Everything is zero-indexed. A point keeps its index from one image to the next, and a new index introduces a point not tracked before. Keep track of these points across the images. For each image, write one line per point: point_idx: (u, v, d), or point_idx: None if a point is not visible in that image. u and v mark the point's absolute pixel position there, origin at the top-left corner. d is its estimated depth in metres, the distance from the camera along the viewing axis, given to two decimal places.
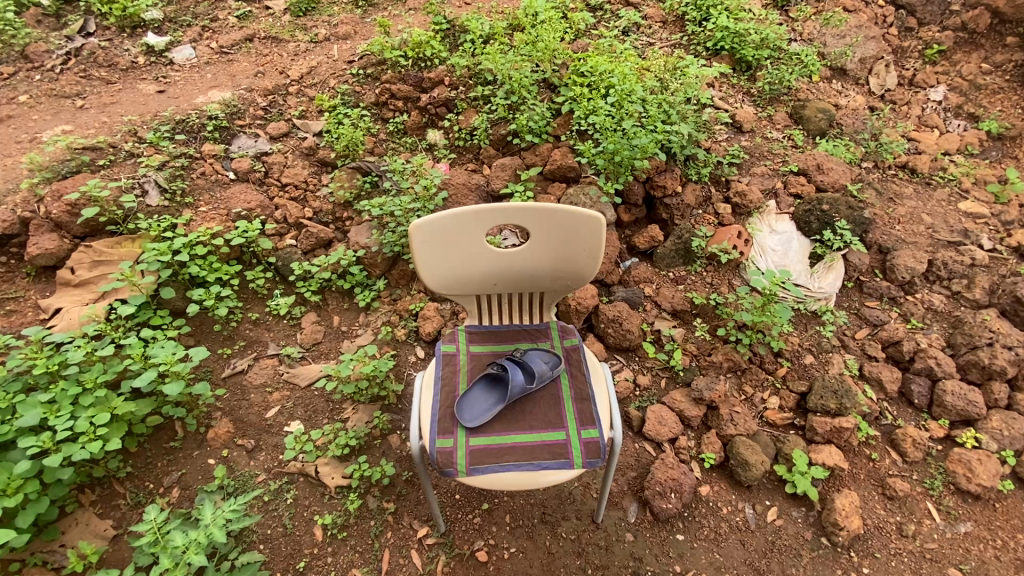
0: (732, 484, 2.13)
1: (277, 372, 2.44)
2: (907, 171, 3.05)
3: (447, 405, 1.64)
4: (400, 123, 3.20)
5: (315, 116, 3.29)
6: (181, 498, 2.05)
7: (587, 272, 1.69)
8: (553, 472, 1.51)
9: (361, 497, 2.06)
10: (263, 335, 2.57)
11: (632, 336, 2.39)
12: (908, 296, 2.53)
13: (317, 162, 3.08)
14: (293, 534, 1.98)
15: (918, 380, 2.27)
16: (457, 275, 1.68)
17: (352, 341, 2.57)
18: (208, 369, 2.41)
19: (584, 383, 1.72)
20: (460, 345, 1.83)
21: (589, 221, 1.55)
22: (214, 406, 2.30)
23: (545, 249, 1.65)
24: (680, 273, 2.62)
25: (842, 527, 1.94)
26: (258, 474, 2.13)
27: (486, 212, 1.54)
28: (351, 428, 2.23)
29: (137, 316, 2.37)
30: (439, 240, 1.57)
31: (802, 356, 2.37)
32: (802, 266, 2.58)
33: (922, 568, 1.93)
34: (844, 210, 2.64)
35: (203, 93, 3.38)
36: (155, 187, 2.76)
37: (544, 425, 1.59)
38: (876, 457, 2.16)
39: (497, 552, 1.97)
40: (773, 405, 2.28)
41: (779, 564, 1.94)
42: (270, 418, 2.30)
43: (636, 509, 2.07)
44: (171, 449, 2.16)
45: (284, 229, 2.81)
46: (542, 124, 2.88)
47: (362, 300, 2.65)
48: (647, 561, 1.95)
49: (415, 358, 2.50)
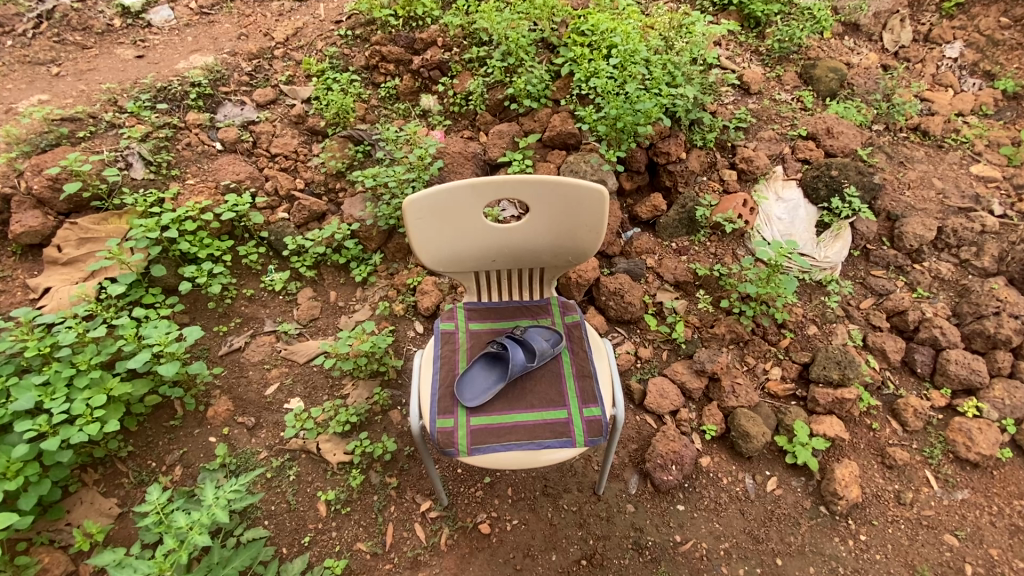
0: (733, 455, 2.13)
1: (274, 348, 2.42)
2: (919, 134, 2.97)
3: (447, 384, 1.62)
4: (393, 88, 3.07)
5: (303, 82, 3.15)
6: (183, 476, 2.06)
7: (589, 247, 1.62)
8: (554, 451, 1.50)
9: (363, 473, 2.07)
10: (259, 311, 2.54)
11: (633, 309, 2.36)
12: (915, 265, 2.47)
13: (307, 130, 2.98)
14: (296, 510, 1.99)
15: (921, 350, 2.27)
16: (453, 251, 1.62)
17: (350, 317, 2.53)
18: (205, 347, 2.38)
19: (586, 360, 1.68)
20: (459, 323, 1.78)
21: (593, 194, 1.47)
22: (212, 384, 2.29)
23: (545, 223, 1.58)
24: (682, 243, 2.56)
25: (841, 496, 1.95)
26: (259, 451, 2.13)
27: (483, 185, 1.47)
28: (352, 405, 2.22)
29: (129, 295, 2.33)
30: (434, 214, 1.50)
31: (805, 326, 2.34)
32: (809, 234, 2.50)
33: (919, 535, 1.95)
34: (854, 175, 2.50)
35: (184, 57, 3.23)
36: (139, 160, 2.69)
37: (546, 404, 1.57)
38: (877, 427, 2.17)
39: (499, 524, 1.99)
40: (775, 375, 2.28)
41: (778, 532, 1.96)
42: (269, 396, 2.29)
43: (636, 481, 2.08)
44: (172, 427, 2.17)
45: (275, 202, 2.76)
46: (542, 88, 2.75)
47: (359, 275, 2.60)
48: (647, 531, 1.96)
49: (414, 333, 2.47)
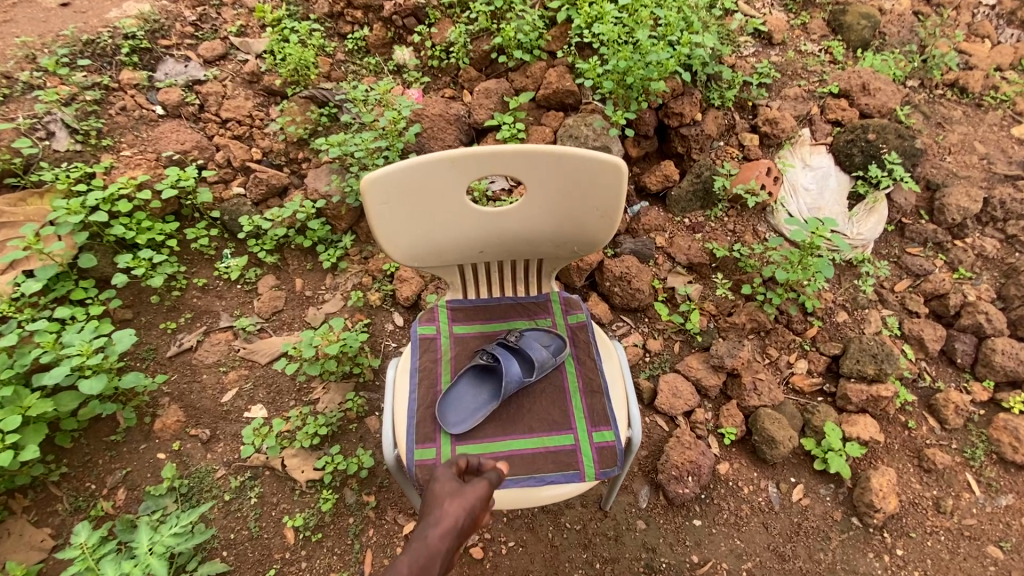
0: (755, 460, 1.90)
1: (231, 347, 2.11)
2: (956, 91, 2.65)
3: (428, 404, 1.33)
4: (361, 40, 2.66)
5: (257, 33, 2.71)
6: (129, 501, 1.80)
7: (603, 234, 1.30)
8: (558, 486, 1.24)
9: (336, 492, 1.81)
10: (214, 304, 2.21)
11: (641, 296, 2.07)
12: (956, 241, 2.20)
13: (263, 91, 2.57)
14: (259, 538, 1.74)
15: (962, 338, 2.02)
16: (431, 242, 1.30)
17: (318, 309, 2.21)
18: (151, 347, 2.07)
19: (595, 370, 1.40)
20: (441, 327, 1.48)
21: (607, 167, 1.15)
22: (160, 391, 1.99)
23: (545, 207, 1.26)
24: (696, 218, 2.25)
25: (877, 509, 1.74)
26: (216, 469, 1.85)
27: (464, 158, 1.14)
28: (322, 413, 1.94)
29: (55, 291, 2.00)
30: (402, 197, 1.17)
31: (835, 313, 2.08)
32: (839, 208, 2.20)
33: (961, 547, 1.76)
34: (893, 139, 2.18)
35: (116, 5, 2.75)
36: (62, 128, 2.29)
37: (548, 428, 1.30)
38: (912, 425, 1.94)
39: (494, 547, 1.75)
40: (800, 369, 2.02)
41: (806, 549, 1.75)
42: (226, 403, 1.99)
43: (647, 493, 1.84)
44: (113, 443, 1.88)
45: (228, 174, 2.39)
46: (534, 37, 2.34)
47: (327, 260, 2.26)
48: (660, 552, 1.74)
49: (393, 327, 2.16)
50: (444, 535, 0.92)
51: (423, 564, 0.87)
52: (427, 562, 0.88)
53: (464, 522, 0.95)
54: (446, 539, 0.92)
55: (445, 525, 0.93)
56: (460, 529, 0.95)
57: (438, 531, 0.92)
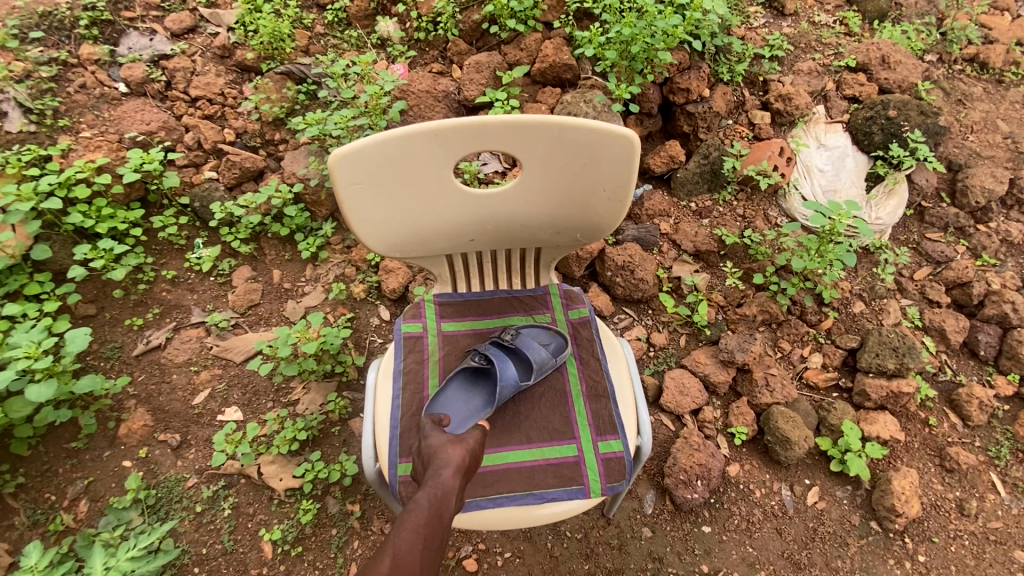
0: (767, 462, 1.78)
1: (204, 345, 1.95)
2: (976, 66, 2.49)
3: (413, 412, 1.19)
4: (342, 11, 2.47)
5: (228, 4, 2.51)
6: (91, 514, 1.65)
7: (610, 220, 1.15)
8: (560, 503, 1.10)
9: (318, 502, 1.67)
10: (185, 298, 2.04)
11: (645, 287, 1.93)
12: (978, 226, 2.07)
13: (235, 67, 2.38)
14: (234, 552, 1.60)
15: (986, 329, 1.90)
16: (415, 228, 1.15)
17: (298, 302, 2.05)
18: (116, 346, 1.91)
19: (599, 372, 1.25)
20: (428, 324, 1.33)
21: (618, 141, 1.00)
22: (126, 393, 1.83)
23: (545, 188, 1.11)
24: (703, 202, 2.10)
25: (899, 514, 1.62)
26: (186, 478, 1.71)
27: (452, 130, 0.99)
28: (302, 415, 1.80)
29: (7, 285, 1.84)
30: (380, 177, 1.02)
31: (851, 304, 1.94)
32: (856, 190, 2.06)
33: (987, 552, 1.65)
34: (915, 116, 2.03)
35: None
36: (14, 107, 2.09)
37: (548, 438, 1.16)
38: (933, 422, 1.82)
39: (489, 558, 1.63)
40: (815, 363, 1.89)
41: (822, 556, 1.64)
42: (198, 406, 1.84)
43: (653, 498, 1.72)
44: (74, 451, 1.73)
45: (198, 157, 2.21)
46: (529, 5, 2.15)
47: (306, 250, 2.09)
48: (667, 562, 1.63)
49: (379, 321, 2.01)
50: (453, 475, 0.98)
51: (440, 500, 0.93)
52: (443, 500, 0.94)
53: (467, 460, 1.02)
54: (455, 477, 0.98)
55: (453, 466, 0.99)
56: (465, 468, 1.01)
57: (446, 472, 0.98)
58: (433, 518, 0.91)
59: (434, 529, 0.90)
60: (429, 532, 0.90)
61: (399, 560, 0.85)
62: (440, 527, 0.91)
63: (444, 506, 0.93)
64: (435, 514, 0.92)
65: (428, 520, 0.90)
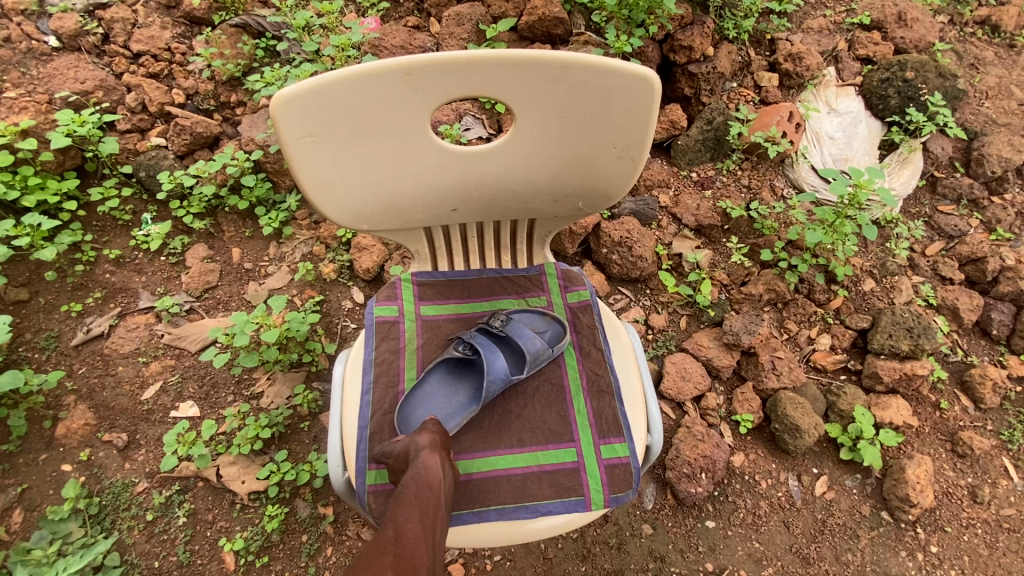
0: (773, 451, 1.66)
1: (153, 333, 1.74)
2: (988, 29, 2.33)
3: (384, 411, 1.01)
4: None
5: None
6: (26, 525, 1.45)
7: (619, 184, 0.98)
8: (557, 517, 0.95)
9: (286, 505, 1.51)
10: (132, 280, 1.81)
11: (643, 264, 1.77)
12: (992, 198, 1.95)
13: (184, 19, 2.10)
14: (192, 564, 1.44)
15: (1000, 307, 1.79)
16: (386, 196, 0.96)
17: (260, 284, 1.84)
18: (52, 334, 1.68)
19: (602, 363, 1.10)
20: (404, 307, 1.15)
21: (632, 82, 0.82)
22: (66, 388, 1.62)
23: (542, 145, 0.93)
24: (705, 172, 1.94)
25: (913, 504, 1.53)
26: (136, 482, 1.52)
27: (426, 68, 0.79)
28: (267, 409, 1.62)
29: None
30: (338, 129, 0.83)
31: (862, 281, 1.82)
32: (868, 159, 1.92)
33: (1000, 541, 1.56)
34: (933, 78, 1.89)
35: None
36: None
37: (544, 440, 1.00)
38: (944, 405, 1.73)
39: (477, 562, 1.49)
40: (823, 345, 1.78)
41: (831, 550, 1.54)
42: (148, 401, 1.64)
43: (653, 492, 1.60)
44: (3, 455, 1.52)
45: (144, 122, 1.95)
46: None
47: (268, 225, 1.87)
48: (669, 560, 1.51)
49: (351, 305, 1.82)
50: (432, 451, 0.85)
51: (425, 476, 0.80)
52: (428, 474, 0.81)
53: (442, 437, 0.89)
54: (435, 453, 0.85)
55: (428, 444, 0.86)
56: (443, 445, 0.88)
57: (424, 451, 0.85)
58: (424, 496, 0.78)
59: (428, 505, 0.78)
60: (423, 509, 0.77)
61: (398, 539, 0.73)
62: (435, 503, 0.79)
63: (433, 480, 0.81)
64: (424, 491, 0.79)
65: (417, 499, 0.78)
